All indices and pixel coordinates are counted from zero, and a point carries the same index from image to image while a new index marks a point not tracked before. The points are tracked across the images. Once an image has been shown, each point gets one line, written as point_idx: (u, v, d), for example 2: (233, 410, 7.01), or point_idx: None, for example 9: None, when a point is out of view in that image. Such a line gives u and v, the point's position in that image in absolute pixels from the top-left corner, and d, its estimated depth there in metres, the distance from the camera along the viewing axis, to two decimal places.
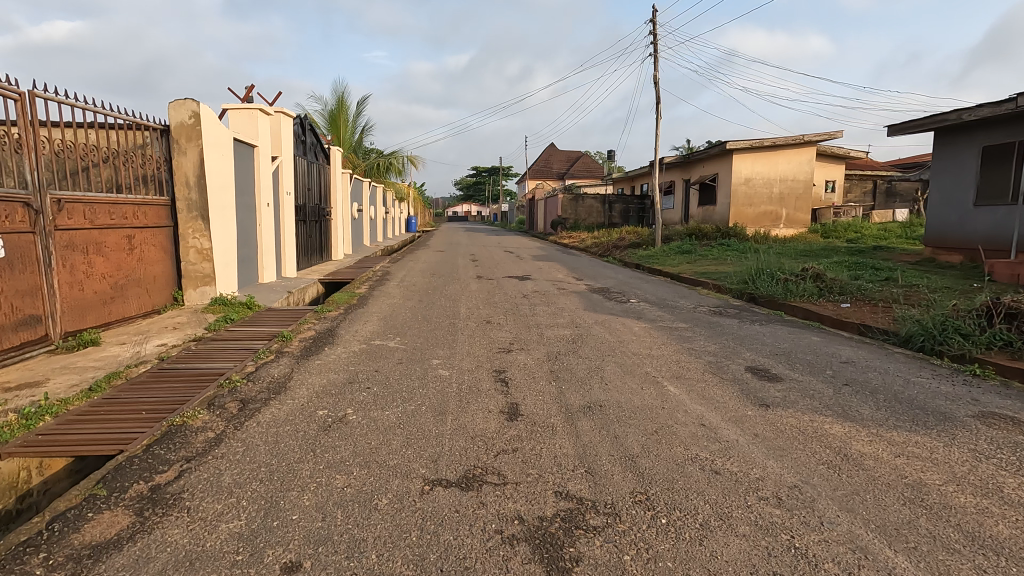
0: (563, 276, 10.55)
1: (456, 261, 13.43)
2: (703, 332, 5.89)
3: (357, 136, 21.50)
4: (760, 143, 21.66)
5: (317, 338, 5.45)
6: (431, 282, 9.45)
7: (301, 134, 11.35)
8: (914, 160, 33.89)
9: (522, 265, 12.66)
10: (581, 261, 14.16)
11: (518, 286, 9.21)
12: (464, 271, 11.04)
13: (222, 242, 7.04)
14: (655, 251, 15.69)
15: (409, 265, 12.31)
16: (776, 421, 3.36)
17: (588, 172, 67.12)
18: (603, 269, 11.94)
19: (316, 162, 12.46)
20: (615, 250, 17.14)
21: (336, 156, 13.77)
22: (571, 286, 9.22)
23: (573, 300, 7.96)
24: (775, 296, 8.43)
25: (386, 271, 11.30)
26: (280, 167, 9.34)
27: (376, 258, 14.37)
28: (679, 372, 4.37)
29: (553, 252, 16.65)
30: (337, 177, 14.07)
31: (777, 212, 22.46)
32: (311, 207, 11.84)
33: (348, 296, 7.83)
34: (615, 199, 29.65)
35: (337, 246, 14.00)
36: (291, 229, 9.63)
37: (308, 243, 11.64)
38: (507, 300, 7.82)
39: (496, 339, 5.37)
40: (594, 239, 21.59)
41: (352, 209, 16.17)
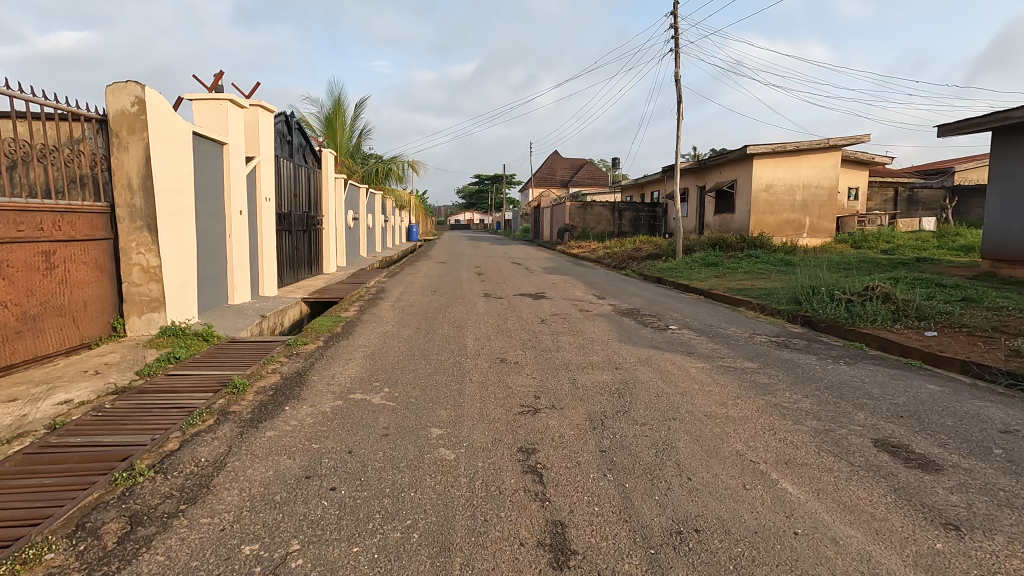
0: (583, 294, 9.23)
1: (459, 275, 12.14)
2: (780, 376, 4.59)
3: (354, 140, 20.29)
4: (782, 147, 20.40)
5: (279, 387, 4.13)
6: (432, 303, 8.15)
7: (285, 133, 10.09)
8: (935, 166, 32.57)
9: (533, 280, 11.36)
10: (599, 275, 12.82)
11: (533, 307, 7.91)
12: (470, 288, 9.76)
13: (175, 257, 5.76)
14: (677, 264, 14.35)
15: (409, 280, 11.05)
16: (996, 569, 2.03)
17: (593, 180, 65.86)
18: (626, 285, 10.61)
19: (305, 165, 11.20)
20: (631, 262, 15.83)
21: (328, 159, 12.49)
22: (595, 308, 7.91)
23: (601, 326, 6.64)
24: (839, 321, 7.12)
25: (381, 288, 10.03)
26: (257, 169, 8.07)
27: (371, 272, 13.09)
28: (783, 451, 3.07)
29: (564, 265, 15.38)
30: (330, 183, 12.78)
31: (799, 221, 21.18)
32: (298, 216, 10.56)
33: (331, 322, 6.55)
34: (625, 206, 28.68)
35: (330, 259, 12.71)
36: (269, 240, 8.35)
37: (294, 255, 10.37)
38: (522, 325, 6.52)
39: (516, 390, 4.05)
40: (606, 249, 20.27)
41: (347, 218, 14.93)
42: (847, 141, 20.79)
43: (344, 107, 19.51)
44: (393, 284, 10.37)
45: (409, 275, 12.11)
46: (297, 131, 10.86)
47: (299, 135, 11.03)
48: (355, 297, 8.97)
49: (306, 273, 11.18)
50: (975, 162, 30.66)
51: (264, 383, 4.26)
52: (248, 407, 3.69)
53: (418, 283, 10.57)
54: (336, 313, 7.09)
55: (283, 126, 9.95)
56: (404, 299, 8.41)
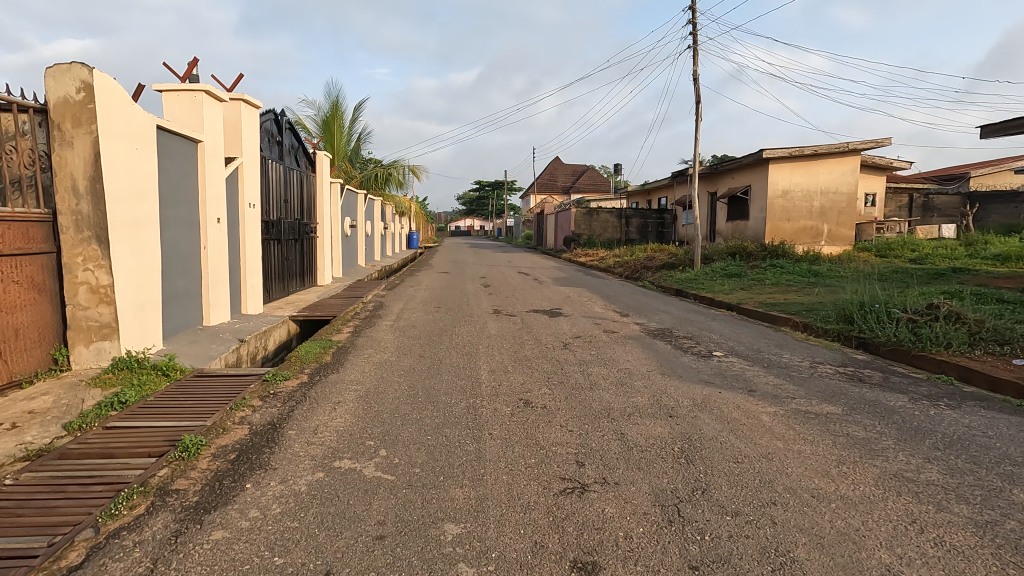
0: (605, 311, 8.33)
1: (465, 287, 11.23)
2: (876, 424, 3.67)
3: (352, 144, 19.46)
4: (799, 152, 19.55)
5: (245, 446, 3.20)
6: (436, 321, 7.23)
7: (274, 133, 9.20)
8: (949, 172, 31.75)
9: (546, 294, 10.45)
10: (615, 286, 11.91)
11: (551, 326, 7.00)
12: (478, 303, 8.85)
13: (133, 274, 4.84)
14: (696, 274, 13.43)
15: (412, 293, 10.16)
16: None
17: (596, 186, 65.09)
18: (647, 300, 9.71)
19: (297, 169, 10.32)
20: (646, 272, 14.93)
21: (323, 163, 11.61)
22: (622, 328, 6.99)
23: (634, 351, 5.72)
24: (904, 345, 6.20)
25: (381, 302, 9.12)
26: (240, 171, 7.17)
27: (370, 283, 12.18)
28: (950, 565, 2.14)
29: (575, 275, 14.48)
30: (326, 190, 11.91)
31: (817, 228, 20.30)
32: (288, 223, 9.64)
33: (320, 348, 5.62)
34: (632, 212, 27.85)
35: (324, 270, 11.77)
36: (253, 251, 7.44)
37: (284, 267, 9.45)
38: (542, 351, 5.62)
39: (550, 452, 3.13)
40: (617, 258, 19.38)
41: (344, 225, 14.04)
42: (867, 145, 19.96)
43: (343, 109, 18.66)
44: (393, 298, 9.49)
45: (411, 287, 11.20)
46: (288, 132, 9.97)
47: (290, 136, 10.15)
48: (350, 313, 8.06)
49: (297, 286, 10.23)
50: (990, 167, 29.86)
51: (226, 439, 3.32)
52: (197, 483, 2.76)
53: (421, 297, 9.66)
54: (326, 336, 6.16)
55: (271, 124, 9.06)
56: (406, 318, 7.49)
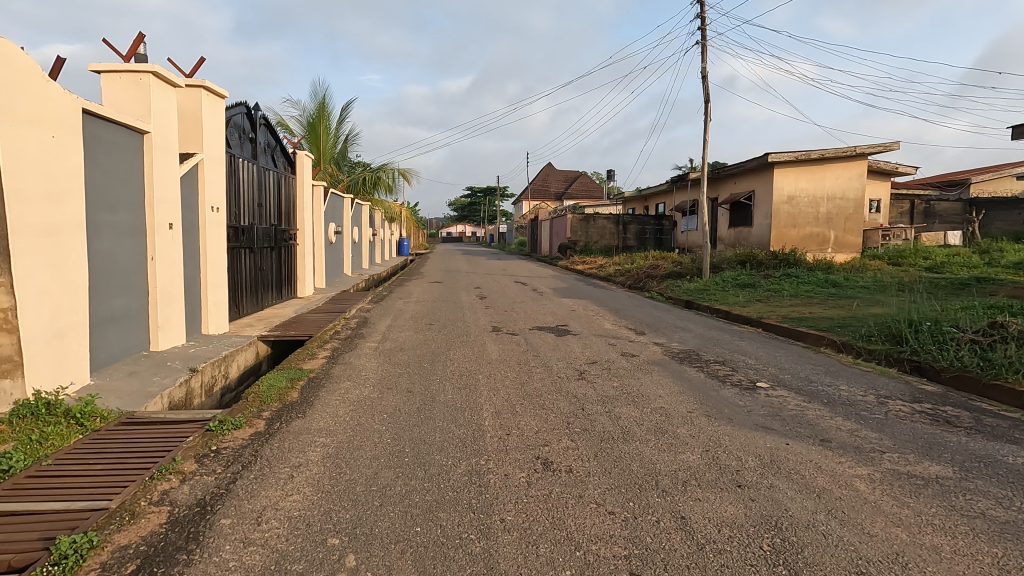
0: (618, 329, 7.41)
1: (459, 300, 10.28)
2: (1011, 497, 2.77)
3: (339, 146, 18.51)
4: (805, 156, 18.83)
5: (151, 550, 2.23)
6: (428, 342, 6.28)
7: (245, 129, 8.23)
8: (950, 178, 31.24)
9: (548, 307, 9.55)
10: (622, 299, 11.02)
11: (561, 349, 6.09)
12: (475, 319, 7.91)
13: (47, 292, 3.84)
14: (706, 285, 12.59)
15: (402, 307, 9.20)
16: None
17: (589, 192, 64.46)
18: (662, 314, 8.82)
19: (273, 170, 9.35)
20: (651, 282, 14.08)
21: (304, 164, 10.66)
22: (642, 351, 6.09)
23: (664, 383, 4.82)
24: (971, 371, 5.33)
25: (366, 318, 8.15)
26: (200, 168, 6.19)
27: (356, 295, 11.21)
28: None
29: (576, 285, 13.59)
30: (308, 194, 10.97)
31: (824, 235, 19.58)
32: (262, 230, 8.66)
33: (287, 380, 4.65)
34: (630, 219, 27.08)
35: (305, 281, 10.79)
36: (216, 261, 6.47)
37: (257, 278, 8.46)
38: (556, 384, 4.70)
39: (591, 557, 2.19)
40: (617, 266, 18.54)
41: (329, 232, 13.07)
42: (875, 149, 19.26)
43: (328, 110, 17.69)
44: (380, 313, 8.51)
45: (400, 300, 10.24)
46: (263, 128, 9.00)
47: (266, 134, 9.18)
48: (331, 332, 7.11)
49: (273, 299, 9.24)
50: (990, 173, 29.38)
51: (131, 535, 2.35)
52: None
53: (411, 311, 8.71)
54: (297, 363, 5.20)
55: (242, 120, 8.09)
56: (393, 338, 6.54)
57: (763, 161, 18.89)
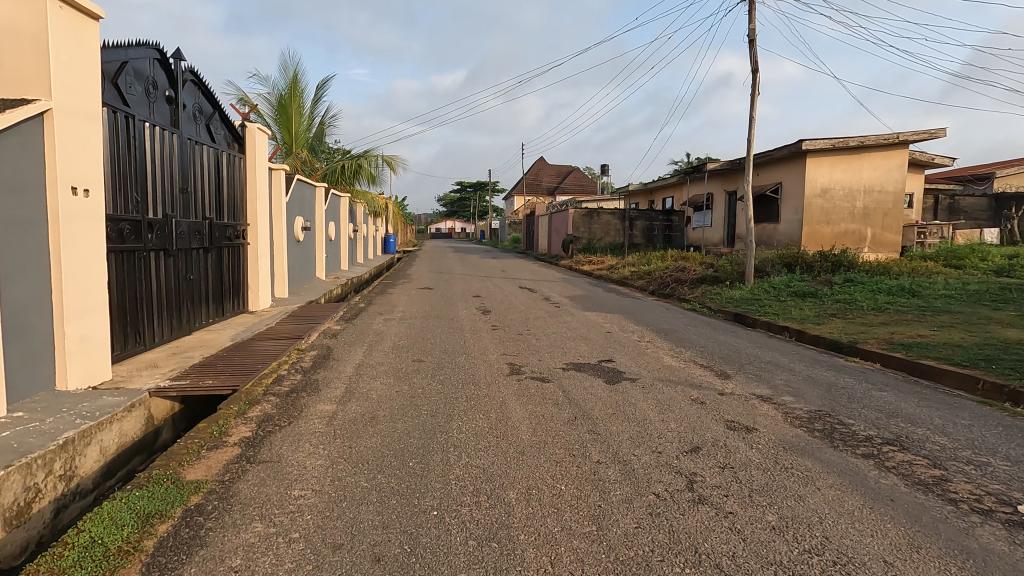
0: (689, 369, 5.20)
1: (457, 315, 8.03)
2: None
3: (314, 130, 16.13)
4: (843, 144, 16.73)
5: None
6: (415, 403, 4.03)
7: (158, 83, 5.86)
8: (971, 171, 29.46)
9: (573, 327, 7.31)
10: (660, 312, 8.84)
11: (627, 415, 3.86)
12: (481, 351, 5.68)
13: None
14: (753, 293, 10.46)
15: (385, 328, 6.94)
16: None
17: (583, 187, 62.25)
18: (729, 340, 6.63)
19: (207, 145, 6.99)
20: (681, 288, 11.91)
21: (255, 140, 8.29)
22: (755, 418, 3.87)
23: (857, 512, 2.59)
24: None
25: (330, 347, 5.85)
26: (46, 122, 3.84)
27: (326, 308, 8.90)
28: None
29: (595, 292, 11.38)
30: (263, 179, 8.64)
31: (860, 232, 17.54)
32: (187, 224, 6.34)
33: (135, 524, 2.34)
34: (637, 214, 25.11)
35: (259, 290, 8.49)
36: (83, 273, 4.13)
37: (177, 292, 6.12)
38: (660, 523, 2.46)
39: None
40: (632, 267, 16.37)
41: (296, 229, 10.75)
42: (917, 136, 17.20)
43: (300, 85, 15.22)
44: (350, 340, 6.22)
45: (381, 316, 7.94)
46: (190, 85, 6.60)
47: (196, 94, 6.78)
48: (274, 374, 4.78)
49: (207, 317, 6.94)
50: (1017, 168, 27.49)
51: None
52: None
53: (394, 335, 6.45)
54: (180, 465, 2.91)
55: (151, 67, 5.69)
56: (365, 392, 4.26)
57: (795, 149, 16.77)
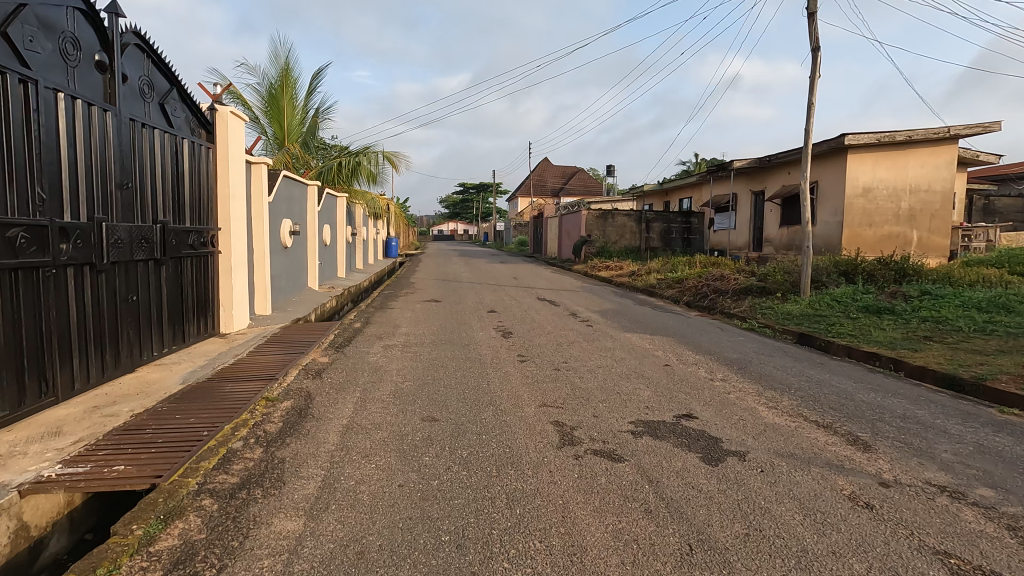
0: (806, 434, 3.74)
1: (473, 340, 6.58)
2: None
3: (308, 124, 14.72)
4: (888, 139, 15.24)
5: None
6: (431, 511, 2.57)
7: (84, 42, 4.41)
8: (1004, 169, 27.91)
9: (619, 358, 5.85)
10: (715, 334, 7.38)
11: (771, 541, 2.41)
12: (513, 402, 4.21)
13: None
14: (814, 307, 9.00)
15: (385, 361, 5.49)
16: None
17: (589, 188, 60.75)
18: (827, 378, 5.16)
19: (160, 128, 5.54)
20: (723, 300, 10.45)
21: (227, 126, 6.83)
22: (980, 547, 2.40)
23: None
24: None
25: (311, 394, 4.39)
26: None
27: (314, 329, 7.42)
28: None
29: (627, 305, 9.93)
30: (241, 175, 7.21)
31: (905, 235, 16.05)
32: (127, 229, 4.88)
33: None
34: (654, 216, 23.71)
35: (233, 308, 7.06)
36: None
37: (111, 320, 4.68)
38: None
39: None
40: (657, 274, 14.90)
41: (283, 232, 9.31)
42: (969, 131, 15.70)
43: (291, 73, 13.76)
44: (339, 381, 4.77)
45: (380, 341, 6.49)
46: (134, 50, 5.14)
47: (144, 63, 5.32)
48: (223, 448, 3.30)
49: (161, 346, 5.50)
50: None
51: None
52: None
53: (398, 373, 4.99)
54: None
55: (70, 19, 4.23)
56: (353, 487, 2.80)
57: (836, 144, 15.29)
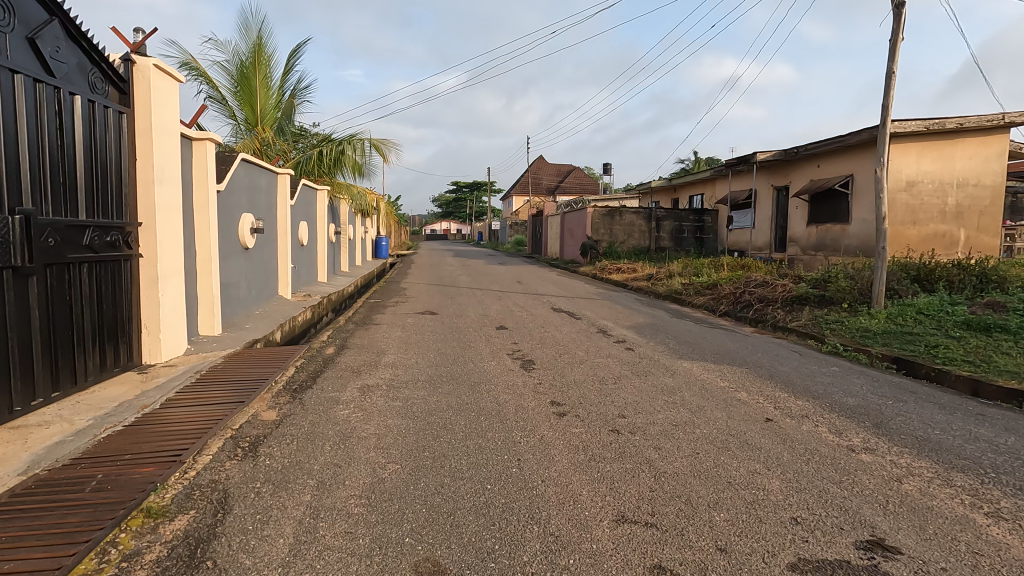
0: None
1: (484, 377, 4.83)
2: None
3: (284, 108, 12.91)
4: (936, 126, 13.65)
5: None
6: None
7: None
8: None
9: (695, 407, 4.12)
10: (799, 362, 5.65)
11: None
12: (571, 519, 2.46)
13: None
14: (898, 322, 7.34)
15: (361, 419, 3.73)
16: None
17: (585, 187, 59.11)
18: (1022, 447, 3.45)
19: (25, 74, 3.77)
20: (774, 312, 8.79)
21: (149, 85, 5.04)
22: None
23: None
24: None
25: (227, 500, 2.58)
26: None
27: (272, 357, 5.62)
28: None
29: (663, 319, 8.23)
30: (173, 151, 5.42)
31: (952, 234, 14.42)
32: None
33: None
34: (664, 214, 22.15)
35: (161, 332, 5.26)
36: None
37: None
38: None
39: None
40: (681, 278, 13.23)
41: (243, 231, 7.53)
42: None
43: (265, 48, 11.93)
44: (285, 464, 2.98)
45: (356, 378, 4.72)
46: None
47: None
48: None
49: (26, 400, 3.72)
50: None
51: None
52: None
53: (378, 447, 3.22)
54: None
55: None
56: None
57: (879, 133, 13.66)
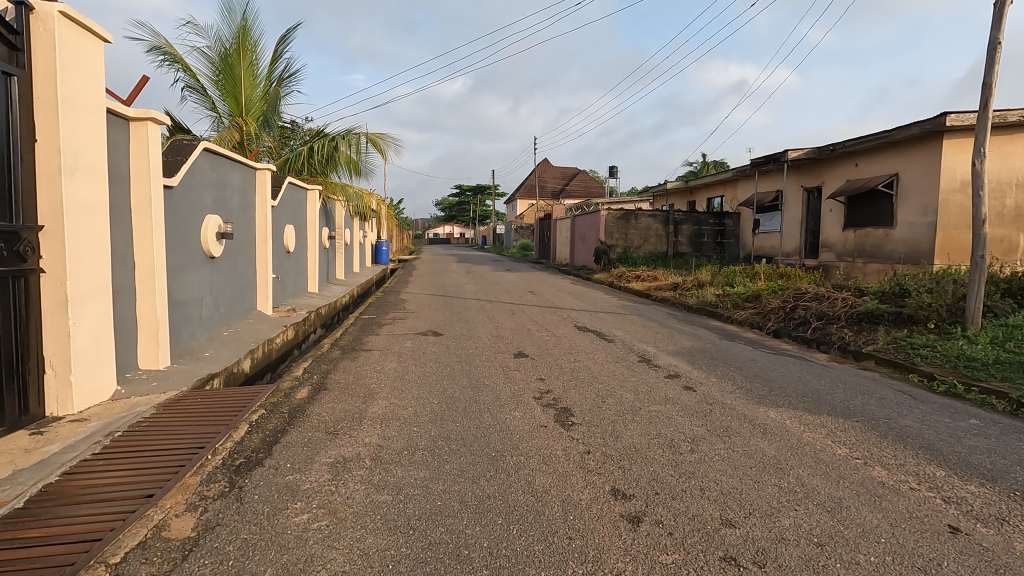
0: None
1: (509, 440, 3.50)
2: None
3: (272, 100, 11.61)
4: (996, 119, 12.27)
5: None
6: None
7: None
8: None
9: (829, 503, 2.76)
10: (920, 410, 4.28)
11: None
12: None
13: None
14: (1009, 348, 5.94)
15: (327, 533, 2.38)
16: None
17: (591, 191, 57.84)
18: None
19: None
20: (842, 332, 7.41)
21: (54, 41, 3.72)
22: None
23: None
24: None
25: None
26: None
27: (227, 401, 4.27)
28: None
29: (712, 342, 6.88)
30: (92, 131, 4.08)
31: (1011, 240, 12.92)
32: None
33: None
34: (682, 217, 20.81)
35: (73, 374, 3.90)
36: None
37: None
38: None
39: None
40: (713, 289, 11.89)
41: (206, 237, 6.20)
42: None
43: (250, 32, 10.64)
44: None
45: (331, 443, 3.39)
46: None
47: None
48: None
49: None
50: None
51: None
52: None
53: None
54: None
55: None
56: None
57: (933, 127, 12.27)
